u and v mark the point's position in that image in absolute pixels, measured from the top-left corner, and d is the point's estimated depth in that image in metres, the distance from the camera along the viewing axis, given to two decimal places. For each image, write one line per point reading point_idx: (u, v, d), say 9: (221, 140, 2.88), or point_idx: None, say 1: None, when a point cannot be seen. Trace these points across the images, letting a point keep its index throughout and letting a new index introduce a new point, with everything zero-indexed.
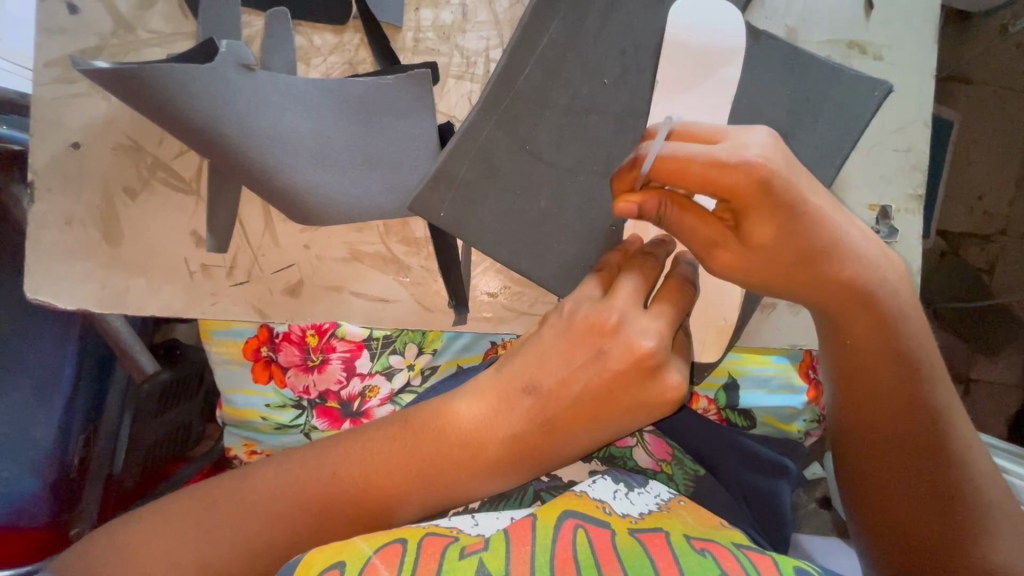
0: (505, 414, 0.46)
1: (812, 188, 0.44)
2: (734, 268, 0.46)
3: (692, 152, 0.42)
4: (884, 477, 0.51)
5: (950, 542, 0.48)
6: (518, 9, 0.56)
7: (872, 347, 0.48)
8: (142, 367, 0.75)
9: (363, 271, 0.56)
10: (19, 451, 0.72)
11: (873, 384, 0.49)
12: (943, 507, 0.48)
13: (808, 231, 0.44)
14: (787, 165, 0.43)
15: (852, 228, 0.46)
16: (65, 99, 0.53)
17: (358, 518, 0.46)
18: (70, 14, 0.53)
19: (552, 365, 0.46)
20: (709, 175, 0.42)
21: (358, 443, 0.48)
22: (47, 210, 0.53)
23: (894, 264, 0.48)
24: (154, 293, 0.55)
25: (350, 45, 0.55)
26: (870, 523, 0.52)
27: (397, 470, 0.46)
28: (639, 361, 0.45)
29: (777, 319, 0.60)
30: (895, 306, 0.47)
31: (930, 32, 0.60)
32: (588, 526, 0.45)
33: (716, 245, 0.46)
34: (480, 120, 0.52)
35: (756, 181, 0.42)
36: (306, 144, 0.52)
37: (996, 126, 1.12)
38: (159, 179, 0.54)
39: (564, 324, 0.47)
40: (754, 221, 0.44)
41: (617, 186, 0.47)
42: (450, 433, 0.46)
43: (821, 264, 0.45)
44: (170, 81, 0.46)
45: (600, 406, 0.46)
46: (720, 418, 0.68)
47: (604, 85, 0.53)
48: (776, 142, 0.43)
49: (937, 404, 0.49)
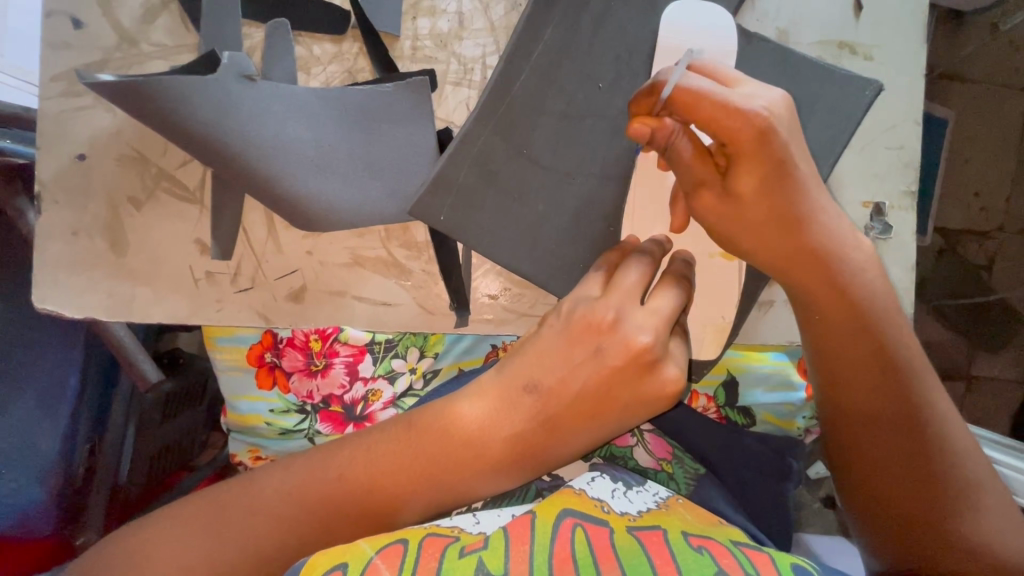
0: (508, 415, 0.46)
1: (802, 157, 0.46)
2: (714, 213, 0.47)
3: (706, 88, 0.43)
4: (869, 461, 0.51)
5: (930, 517, 0.49)
6: (514, 16, 0.57)
7: (845, 326, 0.49)
8: (146, 375, 0.77)
9: (365, 276, 0.57)
10: (25, 459, 0.72)
11: (849, 366, 0.50)
12: (923, 484, 0.49)
13: (781, 196, 0.45)
14: (787, 122, 0.44)
15: (828, 203, 0.47)
16: (71, 112, 0.54)
17: (361, 518, 0.47)
18: (75, 29, 0.54)
19: (552, 366, 0.46)
20: (716, 115, 0.43)
21: (363, 443, 0.49)
22: (53, 221, 0.54)
23: (864, 244, 0.49)
24: (159, 301, 0.55)
25: (350, 54, 0.56)
26: (855, 502, 0.52)
27: (401, 471, 0.47)
28: (636, 358, 0.45)
29: (775, 316, 0.61)
30: (863, 284, 0.48)
31: (919, 32, 0.61)
32: (587, 525, 0.46)
33: (700, 188, 0.47)
34: (477, 125, 0.53)
35: (758, 129, 0.43)
36: (307, 151, 0.52)
37: (990, 123, 1.13)
38: (163, 189, 0.55)
39: (561, 327, 0.47)
40: (744, 170, 0.45)
41: (635, 110, 0.48)
42: (454, 434, 0.47)
43: (799, 232, 0.46)
44: (173, 93, 0.48)
45: (600, 403, 0.46)
46: (720, 417, 0.69)
47: (599, 89, 0.54)
48: (786, 102, 0.45)
49: (912, 380, 0.49)
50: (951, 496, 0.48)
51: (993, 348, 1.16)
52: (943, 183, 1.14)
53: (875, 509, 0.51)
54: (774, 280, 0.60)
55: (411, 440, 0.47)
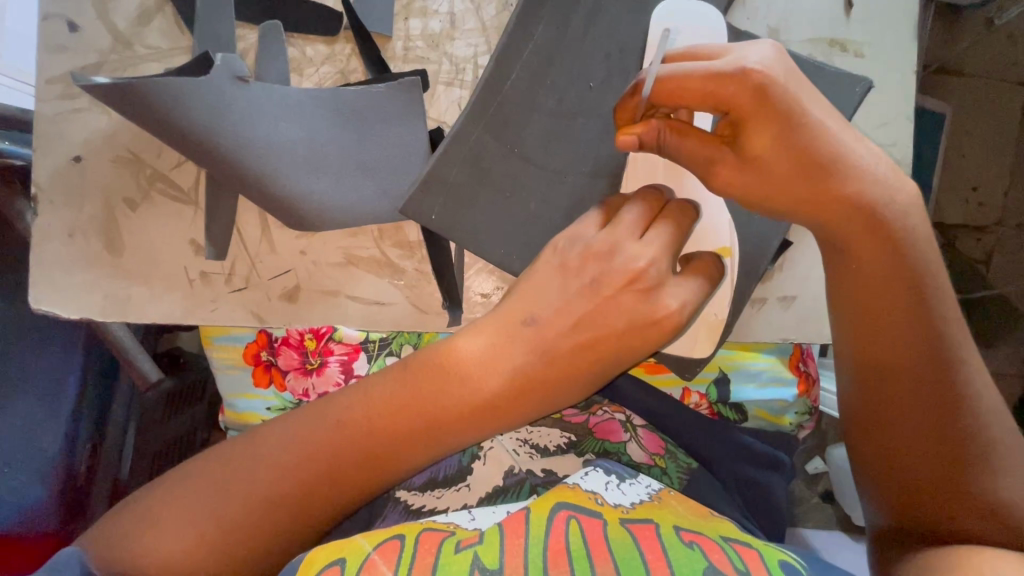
0: (514, 342, 0.48)
1: (813, 102, 0.46)
2: (735, 184, 0.48)
3: (688, 69, 0.46)
4: (894, 412, 0.49)
5: (953, 477, 0.47)
6: (505, 16, 0.58)
7: (878, 271, 0.48)
8: (145, 374, 0.80)
9: (359, 276, 0.57)
10: (29, 460, 0.72)
11: (879, 309, 0.49)
12: (948, 442, 0.47)
13: (807, 141, 0.46)
14: (785, 73, 0.45)
15: (857, 148, 0.47)
16: (67, 114, 0.55)
17: (364, 463, 0.46)
18: (70, 32, 0.55)
19: (551, 294, 0.49)
20: (706, 87, 0.45)
21: (359, 388, 0.49)
22: (49, 222, 0.55)
23: (907, 188, 0.49)
24: (155, 301, 0.56)
25: (342, 55, 0.56)
26: (873, 458, 0.51)
27: (403, 411, 0.47)
28: (632, 282, 0.49)
29: (766, 313, 0.61)
30: (902, 232, 0.48)
31: (909, 28, 0.61)
32: (581, 517, 0.46)
33: (715, 163, 0.48)
34: (468, 125, 0.53)
35: (754, 87, 0.44)
36: (299, 152, 0.53)
37: (987, 118, 1.13)
38: (158, 190, 0.56)
39: (560, 261, 0.50)
40: (753, 132, 0.46)
41: (618, 116, 0.50)
42: (451, 369, 0.47)
43: (824, 177, 0.46)
44: (166, 96, 0.48)
45: (597, 330, 0.48)
46: (712, 412, 0.68)
47: (589, 88, 0.54)
48: (778, 54, 0.46)
49: (948, 333, 0.48)
50: (977, 457, 0.47)
51: (990, 342, 1.16)
52: (940, 177, 1.14)
53: (894, 468, 0.50)
54: (765, 277, 0.61)
55: (428, 374, 0.48)
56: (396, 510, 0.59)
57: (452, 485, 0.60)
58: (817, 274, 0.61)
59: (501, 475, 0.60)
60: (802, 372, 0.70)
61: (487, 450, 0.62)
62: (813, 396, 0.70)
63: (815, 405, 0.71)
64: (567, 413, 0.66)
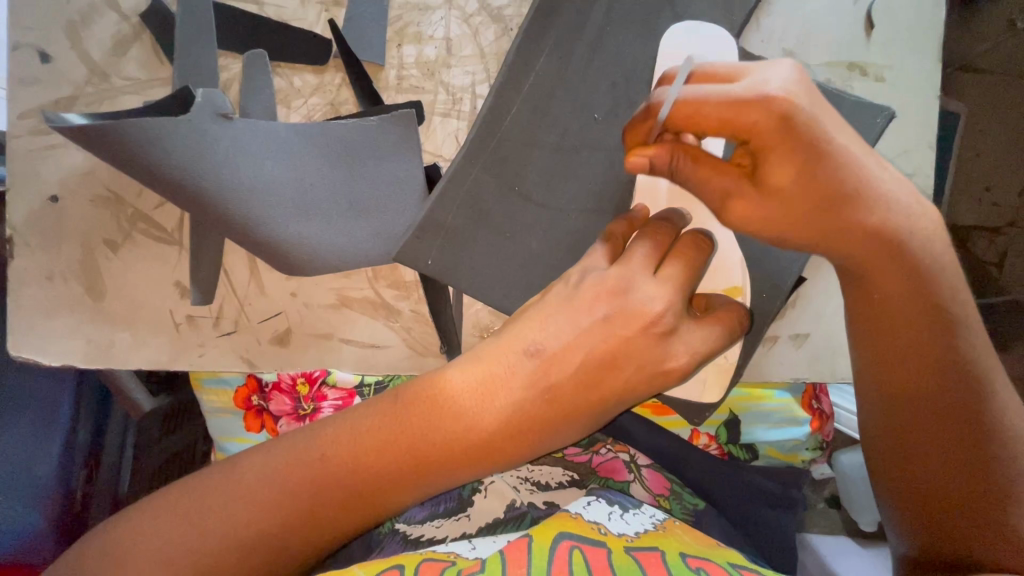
0: (513, 374, 0.41)
1: (835, 127, 0.40)
2: (749, 222, 0.41)
3: (706, 92, 0.39)
4: (917, 444, 0.44)
5: (979, 510, 0.42)
6: (505, 41, 0.54)
7: (899, 300, 0.42)
8: (139, 404, 0.76)
9: (352, 317, 0.55)
10: (22, 485, 0.70)
11: (907, 344, 0.43)
12: (974, 474, 0.42)
13: (828, 164, 0.39)
14: (810, 100, 0.39)
15: (879, 169, 0.41)
16: (41, 151, 0.52)
17: (348, 503, 0.41)
18: (41, 63, 0.51)
19: (558, 326, 0.41)
20: (725, 116, 0.38)
21: (346, 420, 0.43)
22: (26, 266, 0.52)
23: (928, 213, 0.42)
24: (140, 346, 0.53)
25: (332, 85, 0.53)
26: (892, 490, 0.46)
27: (388, 452, 0.41)
28: (646, 327, 0.41)
29: (780, 354, 0.58)
30: (925, 257, 0.41)
31: (933, 49, 0.57)
32: (585, 547, 0.44)
33: (728, 195, 0.41)
34: (466, 163, 0.50)
35: (778, 115, 0.37)
36: (288, 192, 0.50)
37: (1004, 116, 1.09)
38: (140, 230, 0.53)
39: (570, 293, 0.42)
40: (774, 163, 0.39)
41: (630, 137, 0.44)
42: (444, 405, 0.41)
43: (844, 205, 0.40)
44: (142, 135, 0.45)
45: (606, 370, 0.41)
46: (722, 453, 0.66)
47: (594, 120, 0.51)
48: (801, 77, 0.39)
49: (973, 363, 0.42)
50: (1007, 488, 0.42)
51: (1002, 347, 1.14)
52: (954, 180, 1.10)
53: (916, 499, 0.45)
54: (778, 315, 0.58)
55: (425, 409, 0.41)
56: (396, 541, 0.53)
57: (453, 516, 0.55)
58: (832, 311, 0.58)
59: (503, 507, 0.55)
60: (816, 411, 0.68)
61: (489, 483, 0.57)
62: (825, 432, 0.69)
63: (827, 440, 0.69)
64: (568, 450, 0.62)
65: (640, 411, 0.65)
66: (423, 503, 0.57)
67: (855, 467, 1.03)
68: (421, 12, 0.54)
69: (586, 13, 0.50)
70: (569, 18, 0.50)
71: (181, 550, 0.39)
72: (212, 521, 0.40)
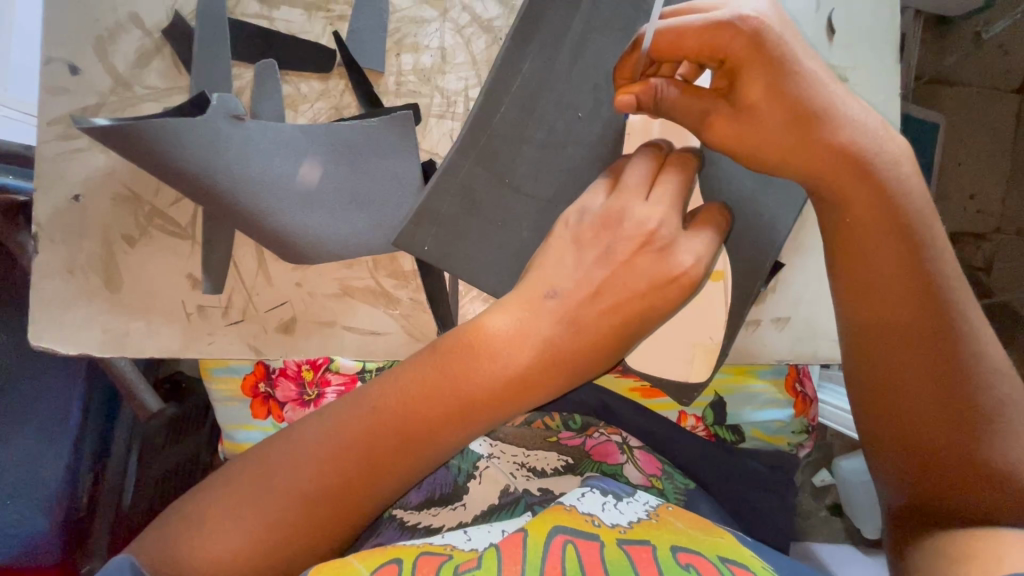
0: (527, 311, 0.46)
1: (806, 53, 0.44)
2: (727, 137, 0.46)
3: (688, 20, 0.43)
4: (901, 378, 0.45)
5: (958, 456, 0.43)
6: (495, 49, 0.59)
7: (876, 241, 0.45)
8: (146, 404, 0.79)
9: (354, 305, 0.58)
10: (30, 490, 0.73)
11: (881, 274, 0.45)
12: (954, 419, 0.43)
13: (798, 93, 0.43)
14: (778, 20, 0.44)
15: (851, 102, 0.45)
16: (66, 155, 0.56)
17: (371, 440, 0.43)
18: (71, 74, 0.56)
19: (570, 263, 0.47)
20: (704, 40, 0.43)
21: (390, 375, 0.46)
22: (48, 260, 0.55)
23: (904, 150, 0.46)
24: (153, 335, 0.56)
25: (336, 90, 0.58)
26: (877, 441, 0.47)
27: (423, 399, 0.44)
28: (645, 242, 0.48)
29: (762, 335, 0.61)
30: (898, 188, 0.45)
31: (890, 52, 0.62)
32: (578, 541, 0.45)
33: (708, 115, 0.46)
34: (459, 158, 0.54)
35: (749, 35, 0.42)
36: (294, 186, 0.54)
37: (979, 128, 1.14)
38: (156, 226, 0.57)
39: (573, 226, 0.49)
40: (748, 79, 0.44)
41: (617, 76, 0.48)
42: (477, 349, 0.45)
43: (818, 130, 0.44)
44: (162, 134, 0.49)
45: (620, 294, 0.47)
46: (709, 435, 0.69)
47: (578, 118, 0.55)
48: (771, 3, 0.44)
49: (954, 306, 0.44)
50: (983, 433, 0.43)
51: None
52: (938, 187, 1.14)
53: (900, 448, 0.46)
54: (759, 299, 0.61)
55: (447, 352, 0.45)
56: (392, 527, 0.54)
57: (449, 504, 0.57)
58: (810, 295, 0.61)
59: (497, 493, 0.56)
60: (800, 394, 0.70)
61: (483, 469, 0.60)
62: (810, 416, 0.71)
63: (813, 423, 0.71)
64: (562, 435, 0.64)
65: (629, 395, 0.68)
66: (419, 489, 0.58)
67: (856, 471, 1.03)
68: (418, 24, 0.59)
69: (569, 20, 0.55)
70: (552, 24, 0.55)
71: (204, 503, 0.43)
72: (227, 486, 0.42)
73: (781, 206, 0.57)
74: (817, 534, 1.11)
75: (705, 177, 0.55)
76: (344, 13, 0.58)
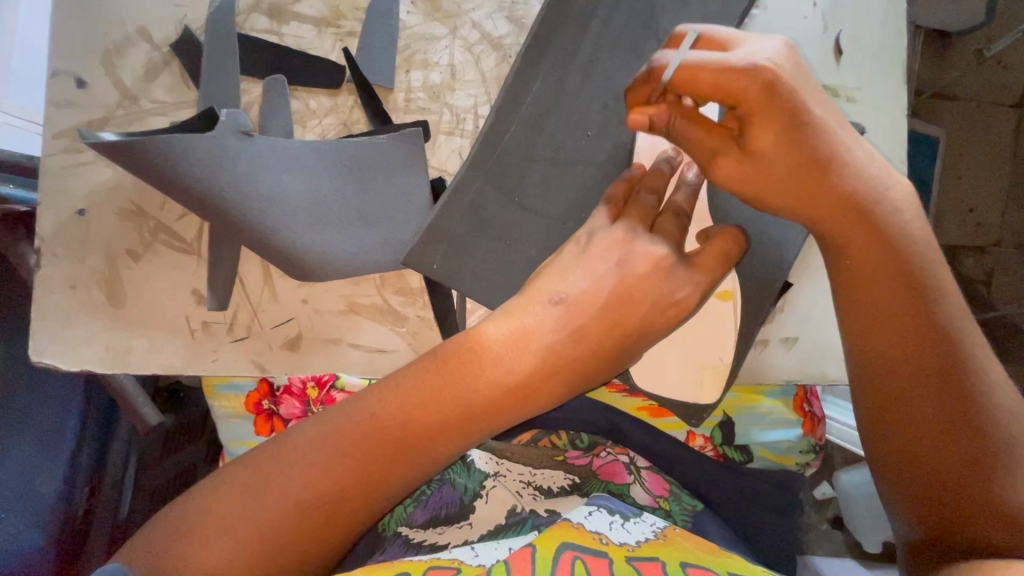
0: (540, 324, 0.45)
1: (816, 98, 0.44)
2: (732, 177, 0.46)
3: (706, 58, 0.42)
4: (906, 410, 0.45)
5: (969, 481, 0.43)
6: (505, 67, 0.59)
7: (881, 268, 0.45)
8: (145, 418, 0.77)
9: (360, 323, 0.57)
10: (23, 505, 0.71)
11: (884, 303, 0.45)
12: (965, 445, 0.43)
13: (807, 140, 0.43)
14: (793, 71, 0.43)
15: (857, 146, 0.45)
16: (72, 168, 0.55)
17: (370, 464, 0.43)
18: (78, 88, 0.55)
19: (577, 278, 0.47)
20: (720, 82, 0.42)
21: (385, 385, 0.45)
22: (52, 275, 0.55)
23: (901, 185, 0.46)
24: (156, 351, 0.56)
25: (345, 106, 0.58)
26: (889, 466, 0.46)
27: (425, 421, 0.43)
28: (656, 264, 0.47)
29: (771, 355, 0.61)
30: (900, 218, 0.45)
31: (897, 73, 0.62)
32: (587, 558, 0.44)
33: (716, 153, 0.46)
34: (469, 175, 0.54)
35: (765, 83, 0.41)
36: (303, 205, 0.54)
37: (979, 142, 1.15)
38: (161, 241, 0.56)
39: (582, 249, 0.48)
40: (758, 128, 0.43)
41: (630, 98, 0.47)
42: (479, 370, 0.44)
43: (823, 172, 0.44)
44: (170, 150, 0.49)
45: (626, 309, 0.46)
46: (718, 455, 0.68)
47: (588, 137, 0.55)
48: (788, 51, 0.44)
49: (957, 332, 0.44)
50: (994, 456, 0.43)
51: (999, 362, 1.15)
52: (939, 200, 1.14)
53: (913, 474, 0.45)
54: (768, 319, 0.61)
55: (453, 370, 0.44)
56: (397, 544, 0.53)
57: (455, 523, 0.55)
58: (819, 316, 0.61)
59: (504, 514, 0.55)
60: (808, 413, 0.70)
61: (490, 488, 0.59)
62: (818, 435, 0.70)
63: (820, 443, 0.70)
64: (569, 454, 0.63)
65: (636, 414, 0.68)
66: (425, 506, 0.57)
67: (857, 483, 1.05)
68: (428, 41, 0.58)
69: (580, 40, 0.55)
70: (564, 44, 0.55)
71: (198, 520, 0.41)
72: (228, 506, 0.41)
73: (790, 225, 0.56)
74: (819, 548, 1.10)
75: (715, 197, 0.55)
76: (354, 29, 0.58)
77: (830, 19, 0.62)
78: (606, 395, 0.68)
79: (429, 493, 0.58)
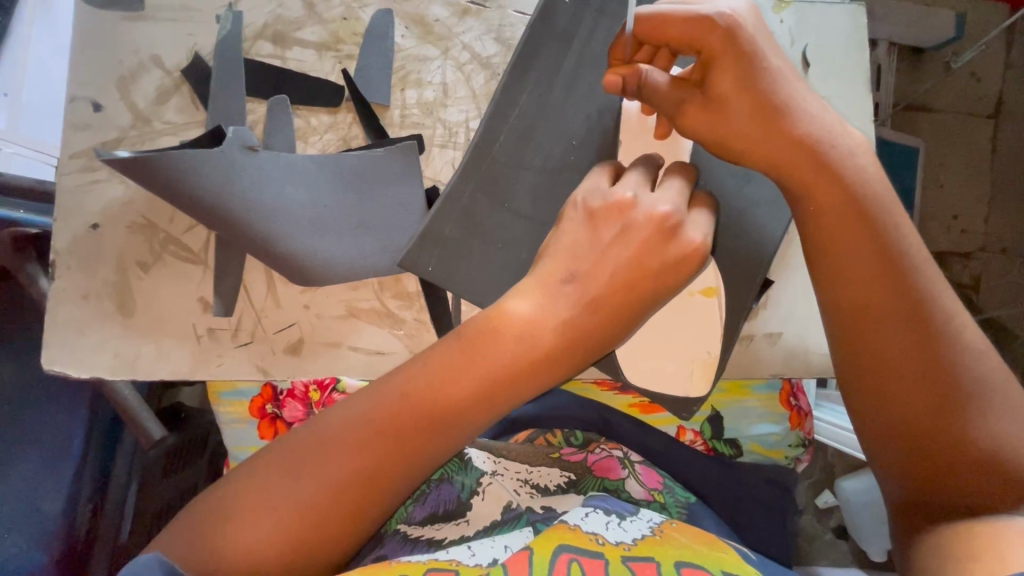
0: (554, 302, 0.47)
1: (774, 52, 0.48)
2: (698, 124, 0.50)
3: (671, 10, 0.47)
4: (885, 363, 0.46)
5: (955, 441, 0.45)
6: (493, 85, 0.63)
7: (852, 230, 0.48)
8: (149, 433, 0.79)
9: (360, 326, 0.60)
10: (30, 522, 0.74)
11: (855, 263, 0.47)
12: (946, 398, 0.45)
13: (763, 89, 0.47)
14: (753, 23, 0.48)
15: (812, 100, 0.49)
16: (87, 186, 0.58)
17: (383, 432, 0.44)
18: (93, 111, 0.59)
19: (583, 252, 0.48)
20: (683, 30, 0.47)
21: (417, 361, 0.46)
22: (65, 287, 0.57)
23: (853, 135, 0.50)
24: (164, 358, 0.58)
25: (344, 123, 0.61)
26: (874, 437, 0.48)
27: (450, 387, 0.45)
28: (660, 225, 0.48)
29: (756, 350, 0.63)
30: (859, 174, 0.48)
31: (862, 83, 0.67)
32: (583, 560, 0.45)
33: (683, 102, 0.50)
34: (461, 182, 0.57)
35: (725, 31, 0.46)
36: (303, 214, 0.57)
37: (958, 150, 1.20)
38: (170, 253, 0.59)
39: (585, 217, 0.49)
40: (720, 72, 0.48)
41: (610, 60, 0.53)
42: (503, 338, 0.46)
43: (782, 120, 0.48)
44: (179, 164, 0.52)
45: (635, 274, 0.47)
46: (708, 448, 0.70)
47: (573, 146, 0.59)
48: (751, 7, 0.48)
49: (924, 284, 0.47)
50: (984, 434, 0.44)
51: None
52: (922, 208, 1.19)
53: (907, 448, 0.46)
54: (751, 315, 0.63)
55: (474, 353, 0.45)
56: (396, 539, 0.55)
57: (451, 520, 0.57)
58: (800, 311, 0.64)
59: (500, 510, 0.56)
60: (796, 407, 0.72)
61: (486, 485, 0.59)
62: (807, 429, 0.72)
63: (810, 437, 0.72)
64: (564, 450, 0.64)
65: (629, 411, 0.71)
66: (423, 503, 0.59)
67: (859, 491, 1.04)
68: (421, 62, 0.63)
69: (563, 56, 0.59)
70: (548, 61, 0.59)
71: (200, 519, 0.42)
72: (230, 501, 0.43)
73: (766, 227, 0.59)
74: (824, 557, 1.10)
75: None
76: (352, 52, 0.62)
77: (796, 34, 0.66)
78: (598, 393, 0.71)
79: (428, 491, 0.60)
